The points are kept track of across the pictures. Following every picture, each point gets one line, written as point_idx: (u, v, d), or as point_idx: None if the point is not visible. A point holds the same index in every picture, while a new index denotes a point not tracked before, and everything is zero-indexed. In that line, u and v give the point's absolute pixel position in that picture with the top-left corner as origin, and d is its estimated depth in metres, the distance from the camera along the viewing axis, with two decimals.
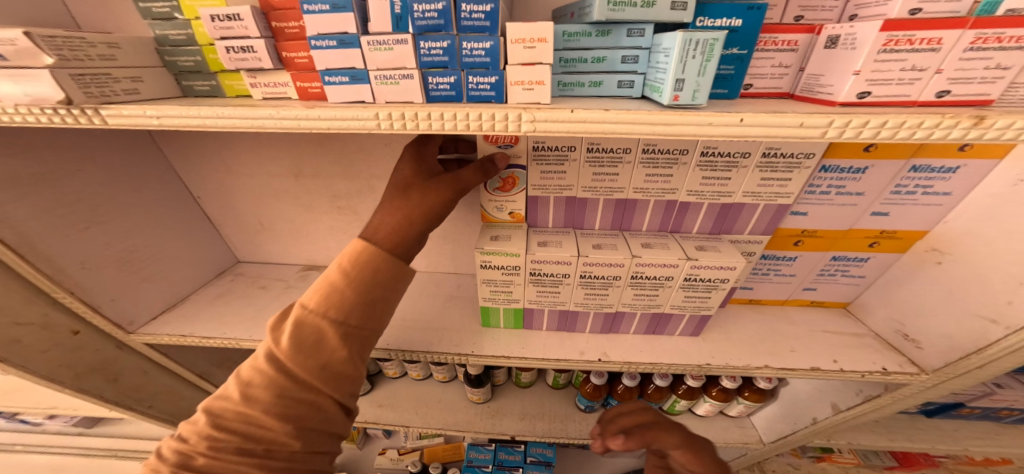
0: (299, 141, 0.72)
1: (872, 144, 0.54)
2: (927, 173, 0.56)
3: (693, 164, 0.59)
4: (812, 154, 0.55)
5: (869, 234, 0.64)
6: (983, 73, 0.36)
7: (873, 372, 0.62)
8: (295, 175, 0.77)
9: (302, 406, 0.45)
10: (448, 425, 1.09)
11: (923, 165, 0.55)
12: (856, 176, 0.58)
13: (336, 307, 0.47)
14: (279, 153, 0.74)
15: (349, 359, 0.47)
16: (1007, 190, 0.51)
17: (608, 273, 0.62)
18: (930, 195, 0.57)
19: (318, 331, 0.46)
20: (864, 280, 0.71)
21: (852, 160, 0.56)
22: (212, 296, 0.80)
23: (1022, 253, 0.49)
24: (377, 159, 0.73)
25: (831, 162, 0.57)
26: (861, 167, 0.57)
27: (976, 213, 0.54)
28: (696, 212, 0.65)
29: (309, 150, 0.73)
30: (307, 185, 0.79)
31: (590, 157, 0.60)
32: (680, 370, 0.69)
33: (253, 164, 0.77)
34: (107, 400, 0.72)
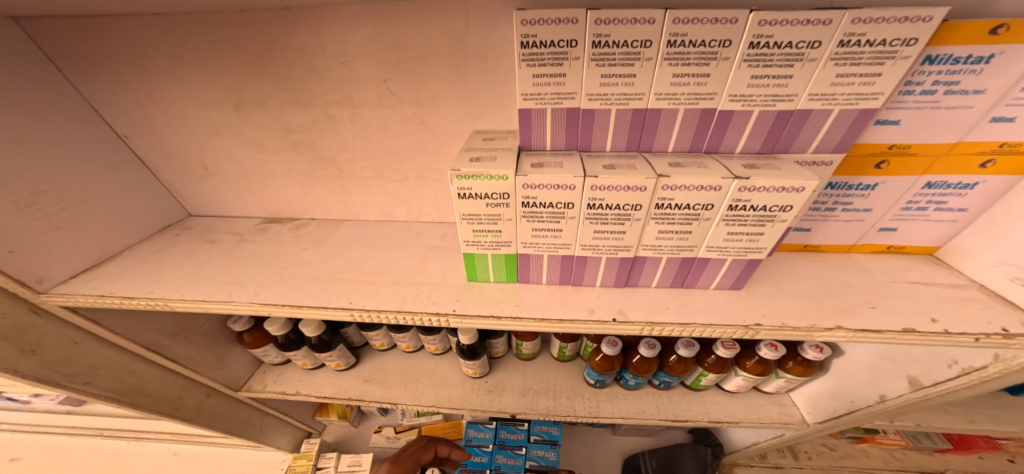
0: (232, 56, 0.58)
1: (1003, 22, 0.40)
2: None
3: (740, 59, 0.45)
4: (915, 40, 0.41)
5: (981, 150, 0.49)
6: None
7: (991, 335, 0.46)
8: (238, 104, 0.64)
9: None
10: (441, 401, 0.99)
11: None
12: (974, 69, 0.43)
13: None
14: (213, 75, 0.61)
15: None
16: None
17: (626, 202, 0.47)
18: None
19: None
20: (965, 216, 0.55)
21: (972, 47, 0.42)
22: (153, 253, 0.68)
23: None
24: (332, 76, 0.60)
25: (942, 51, 0.43)
26: (984, 57, 0.42)
27: None
28: (742, 123, 0.50)
29: (249, 71, 0.60)
30: (254, 117, 0.65)
31: (596, 54, 0.46)
32: (718, 333, 0.54)
33: (185, 92, 0.63)
34: (24, 376, 0.58)
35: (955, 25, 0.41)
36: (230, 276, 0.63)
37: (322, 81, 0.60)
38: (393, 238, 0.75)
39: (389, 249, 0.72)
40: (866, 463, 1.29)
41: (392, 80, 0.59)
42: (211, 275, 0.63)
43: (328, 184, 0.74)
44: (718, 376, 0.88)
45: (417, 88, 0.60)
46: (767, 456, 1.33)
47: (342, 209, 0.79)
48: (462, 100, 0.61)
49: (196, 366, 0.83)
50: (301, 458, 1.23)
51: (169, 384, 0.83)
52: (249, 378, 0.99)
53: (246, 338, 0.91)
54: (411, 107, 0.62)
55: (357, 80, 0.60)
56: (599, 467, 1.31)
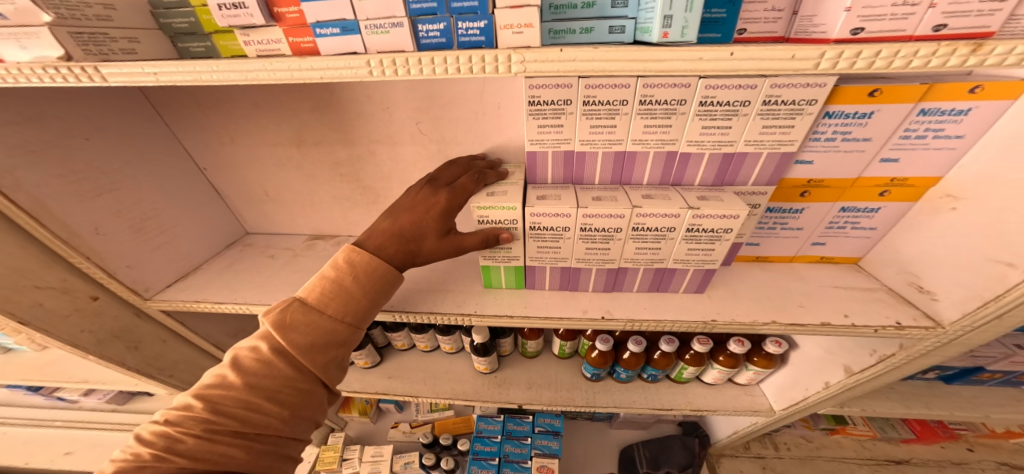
0: (296, 108, 0.73)
1: (877, 88, 0.54)
2: (938, 116, 0.55)
3: (692, 113, 0.59)
4: (815, 100, 0.55)
5: (879, 183, 0.64)
6: (979, 7, 0.38)
7: (886, 327, 0.60)
8: (297, 143, 0.79)
9: (296, 392, 0.50)
10: (456, 394, 1.12)
11: (932, 108, 0.55)
12: (861, 121, 0.57)
13: (348, 311, 0.54)
14: (278, 122, 0.75)
15: (336, 339, 0.53)
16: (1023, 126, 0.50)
17: (608, 225, 0.62)
18: (941, 139, 0.57)
19: (301, 325, 0.51)
20: (876, 233, 0.70)
21: (857, 105, 0.56)
22: (223, 265, 0.83)
23: None
24: (377, 124, 0.75)
25: (836, 108, 0.57)
26: (867, 112, 0.57)
27: (990, 155, 0.54)
28: (697, 163, 0.65)
29: (310, 119, 0.75)
30: (310, 153, 0.80)
31: (587, 110, 0.60)
32: (684, 327, 0.69)
33: (254, 134, 0.78)
34: (130, 368, 0.75)
35: (843, 89, 0.55)
36: (292, 284, 0.78)
37: (369, 126, 0.75)
38: None
39: None
40: (838, 452, 1.42)
41: (424, 122, 0.74)
42: (276, 283, 0.77)
43: (366, 206, 0.89)
44: (697, 369, 1.02)
45: (444, 130, 0.75)
46: (750, 446, 1.46)
47: None
48: (479, 141, 0.76)
49: None
50: (328, 450, 1.37)
51: None
52: None
53: None
54: (439, 145, 0.77)
55: (397, 124, 0.75)
56: (596, 457, 1.44)
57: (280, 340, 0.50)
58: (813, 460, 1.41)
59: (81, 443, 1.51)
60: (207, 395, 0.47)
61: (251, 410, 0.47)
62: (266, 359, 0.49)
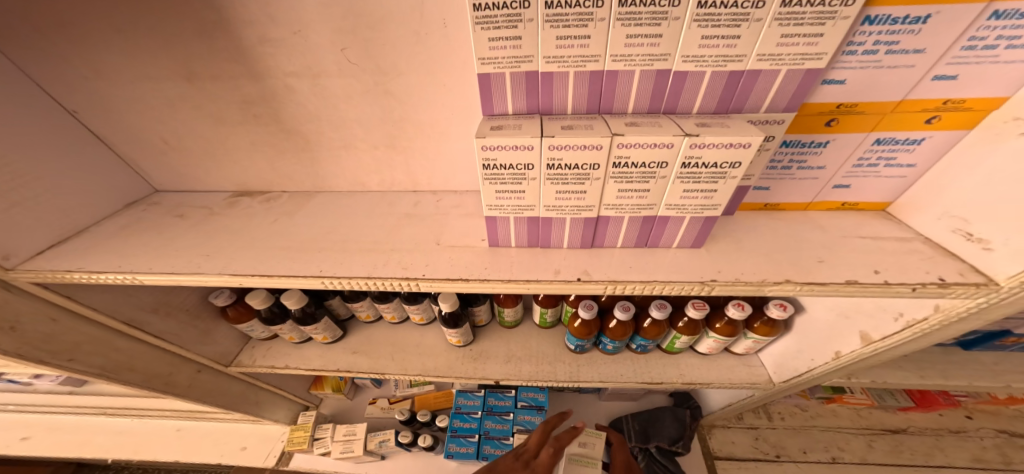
0: (178, 28, 0.57)
1: None
2: (1015, 18, 0.41)
3: (688, 20, 0.45)
4: (853, 0, 0.41)
5: (927, 107, 0.50)
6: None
7: (926, 284, 0.49)
8: (187, 76, 0.63)
9: None
10: (426, 370, 1.02)
11: (1010, 9, 0.41)
12: (912, 29, 0.44)
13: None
14: (156, 47, 0.59)
15: None
16: None
17: (583, 161, 0.48)
18: (1015, 48, 0.43)
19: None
20: (913, 172, 0.57)
21: (908, 7, 0.42)
22: (122, 231, 0.70)
23: None
24: (286, 47, 0.59)
25: (880, 11, 0.43)
26: (921, 17, 0.43)
27: None
28: (695, 88, 0.51)
29: (200, 44, 0.59)
30: (208, 90, 0.65)
31: (549, 15, 0.45)
32: (678, 290, 0.57)
33: (130, 65, 0.62)
34: (7, 351, 0.65)
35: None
36: (204, 249, 0.65)
37: (277, 53, 0.59)
38: (367, 206, 0.76)
39: (363, 218, 0.73)
40: (833, 421, 1.37)
41: (350, 48, 0.58)
42: (178, 248, 0.65)
43: (297, 156, 0.74)
44: (691, 338, 0.92)
45: (376, 55, 0.59)
46: (743, 417, 1.40)
47: (316, 181, 0.79)
48: (423, 67, 0.60)
49: (183, 342, 0.90)
50: (298, 430, 1.31)
51: (159, 360, 0.90)
52: (239, 353, 1.04)
53: (230, 312, 0.95)
54: (374, 77, 0.62)
55: (316, 50, 0.59)
56: None
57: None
58: (807, 430, 1.36)
59: (38, 427, 1.44)
60: None
61: None
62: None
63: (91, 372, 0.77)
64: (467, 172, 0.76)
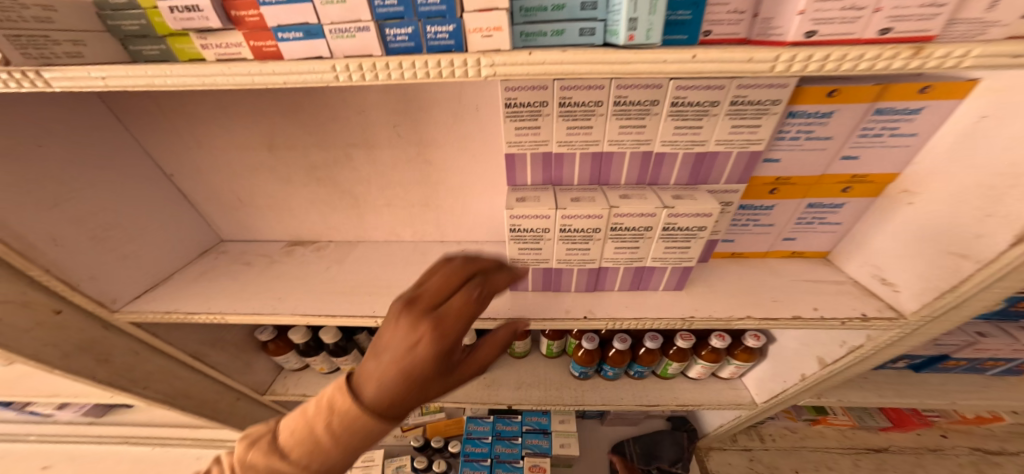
0: (268, 113, 0.72)
1: (836, 88, 0.55)
2: (892, 116, 0.57)
3: (665, 114, 0.61)
4: (778, 101, 0.56)
5: (841, 180, 0.66)
6: (920, 10, 0.36)
7: (852, 319, 0.63)
8: (269, 146, 0.78)
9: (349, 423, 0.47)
10: (446, 396, 1.13)
11: (887, 108, 0.57)
12: (822, 121, 0.59)
13: (314, 464, 0.48)
14: (247, 126, 0.75)
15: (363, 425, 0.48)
16: (973, 124, 0.52)
17: (588, 226, 0.63)
18: (897, 137, 0.59)
19: (321, 401, 0.48)
20: (840, 228, 0.73)
21: (818, 105, 0.57)
22: (199, 276, 0.84)
23: (981, 182, 0.51)
24: (351, 126, 0.74)
25: (799, 108, 0.58)
26: (827, 112, 0.58)
27: (943, 149, 0.56)
28: (672, 163, 0.67)
29: (283, 123, 0.74)
30: (282, 157, 0.79)
31: (563, 111, 0.61)
32: (664, 325, 0.71)
33: (222, 139, 0.77)
34: (100, 380, 0.76)
35: (804, 90, 0.56)
36: (274, 293, 0.78)
37: (344, 130, 0.74)
38: (403, 254, 0.90)
39: (401, 264, 0.87)
40: (821, 442, 1.46)
41: (401, 125, 0.73)
42: (250, 292, 0.79)
43: (346, 210, 0.89)
44: (682, 365, 1.04)
45: (423, 132, 0.75)
46: (738, 439, 1.50)
47: (358, 231, 0.93)
48: (458, 141, 0.76)
49: (229, 372, 1.01)
50: None
51: (208, 389, 1.01)
52: (273, 383, 1.15)
53: (270, 346, 1.06)
54: (418, 148, 0.77)
55: (375, 128, 0.74)
56: (588, 453, 1.46)
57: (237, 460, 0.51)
58: (797, 451, 1.45)
59: (58, 455, 1.47)
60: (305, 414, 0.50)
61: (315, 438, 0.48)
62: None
63: (157, 399, 0.87)
64: (488, 223, 0.91)
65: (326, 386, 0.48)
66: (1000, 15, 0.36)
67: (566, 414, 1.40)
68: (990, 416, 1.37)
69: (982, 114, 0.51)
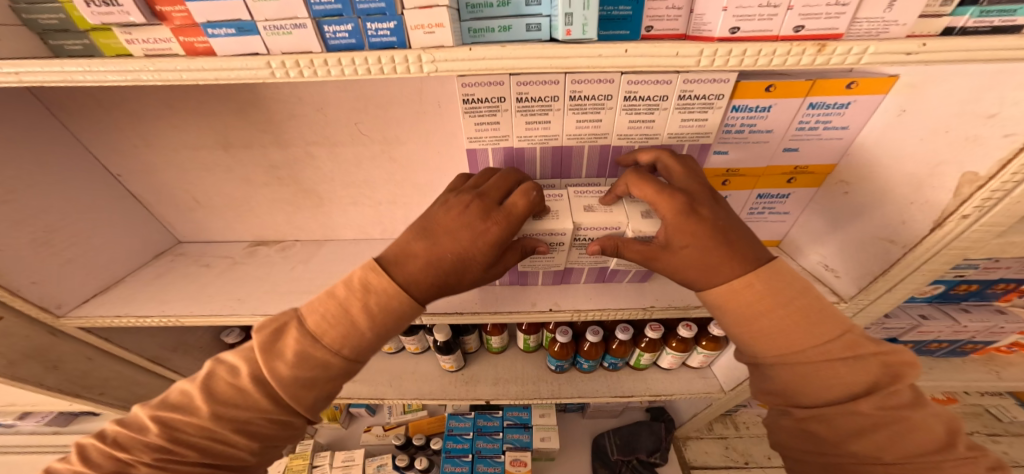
0: (219, 112, 0.71)
1: (773, 83, 0.57)
2: (824, 110, 0.59)
3: (618, 108, 0.61)
4: (722, 95, 0.58)
5: (786, 171, 0.69)
6: (827, 9, 0.39)
7: None
8: (223, 145, 0.76)
9: (337, 330, 0.46)
10: (423, 394, 1.13)
11: (819, 102, 0.58)
12: (763, 115, 0.61)
13: (349, 347, 0.46)
14: (198, 125, 0.73)
15: (370, 334, 0.47)
16: (893, 120, 0.56)
17: (551, 241, 0.61)
18: (831, 130, 0.61)
19: (359, 280, 0.47)
20: (790, 217, 0.76)
21: (757, 100, 0.59)
22: (155, 278, 0.83)
23: (908, 174, 0.55)
24: (309, 124, 0.73)
25: (740, 103, 0.60)
26: (766, 106, 0.60)
27: (872, 143, 0.59)
28: (629, 156, 0.69)
29: (237, 121, 0.72)
30: (239, 156, 0.78)
31: (521, 107, 0.61)
32: (627, 314, 0.72)
33: (173, 138, 0.75)
34: (49, 387, 0.76)
35: (744, 85, 0.58)
36: (232, 295, 0.77)
37: (302, 128, 0.74)
38: (371, 252, 0.90)
39: None
40: None
41: (362, 123, 0.73)
42: (210, 293, 0.78)
43: (310, 209, 0.88)
44: (653, 355, 1.06)
45: (384, 130, 0.74)
46: (714, 427, 1.53)
47: (324, 230, 0.93)
48: (421, 138, 0.76)
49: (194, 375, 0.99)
50: (297, 458, 1.37)
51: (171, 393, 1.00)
52: None
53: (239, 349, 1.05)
54: (382, 145, 0.77)
55: (335, 126, 0.74)
56: (568, 445, 1.48)
57: (157, 417, 0.43)
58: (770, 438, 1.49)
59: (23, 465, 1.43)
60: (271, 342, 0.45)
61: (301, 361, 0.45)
62: (242, 387, 0.44)
63: (114, 405, 0.88)
64: None
65: (356, 268, 0.48)
66: (898, 14, 0.39)
67: (546, 409, 1.41)
68: (945, 397, 1.42)
69: (902, 109, 0.54)
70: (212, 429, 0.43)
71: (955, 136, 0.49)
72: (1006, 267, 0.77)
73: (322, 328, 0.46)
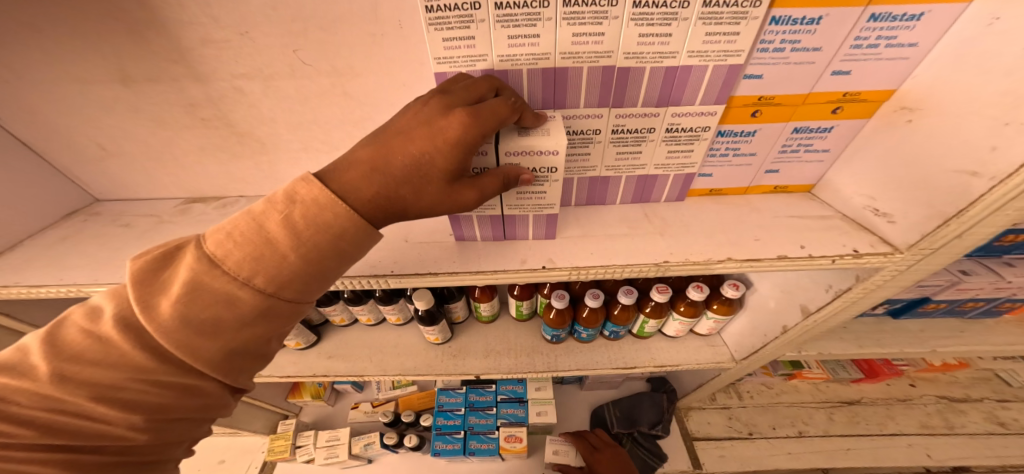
0: (104, 34, 0.56)
1: None
2: (889, 23, 0.47)
3: (627, 17, 0.47)
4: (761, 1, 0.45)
5: (830, 99, 0.56)
6: None
7: (843, 256, 0.55)
8: (121, 78, 0.62)
9: (248, 250, 0.37)
10: (406, 369, 1.04)
11: (884, 13, 0.46)
12: (810, 29, 0.48)
13: (262, 273, 0.37)
14: (77, 50, 0.58)
15: (293, 257, 0.37)
16: (978, 34, 0.44)
17: (543, 165, 0.51)
18: (894, 48, 0.50)
19: (281, 192, 0.39)
20: (829, 156, 0.64)
21: (804, 9, 0.46)
22: (59, 240, 0.72)
23: (998, 92, 0.42)
24: (227, 50, 0.59)
25: (782, 13, 0.47)
26: (814, 18, 0.47)
27: (945, 61, 0.48)
28: (638, 82, 0.55)
29: (132, 48, 0.58)
30: (144, 92, 0.64)
31: (501, 15, 0.47)
32: (635, 272, 0.62)
33: (53, 69, 0.60)
34: None
35: None
36: None
37: (221, 56, 0.59)
38: None
39: None
40: (796, 397, 1.45)
41: (303, 50, 0.59)
42: (124, 258, 0.66)
43: (252, 158, 0.76)
44: (659, 321, 0.97)
45: (331, 56, 0.60)
46: (717, 398, 1.47)
47: (274, 184, 0.81)
48: (382, 66, 0.62)
49: None
50: (279, 438, 1.30)
51: None
52: None
53: None
54: (331, 78, 0.63)
55: (265, 52, 0.59)
56: (566, 417, 1.43)
57: None
58: (774, 407, 1.44)
59: None
60: (162, 268, 0.37)
61: (196, 290, 0.36)
62: (107, 337, 0.35)
63: None
64: None
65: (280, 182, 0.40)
66: None
67: (542, 381, 1.34)
68: (957, 363, 1.36)
69: (996, 16, 0.42)
70: (60, 397, 0.34)
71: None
72: None
73: (227, 252, 0.37)
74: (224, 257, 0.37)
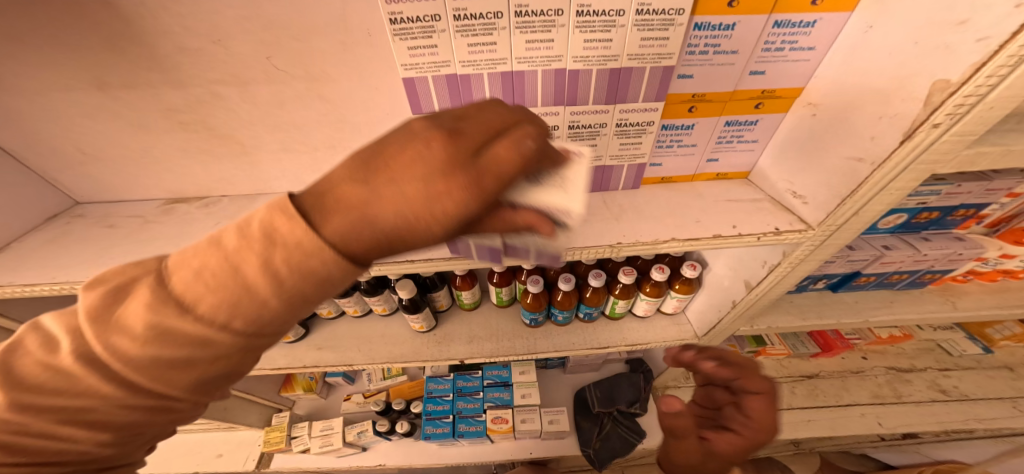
0: (86, 45, 0.60)
1: None
2: (790, 29, 0.55)
3: (572, 25, 0.54)
4: (683, 10, 0.52)
5: (753, 96, 0.64)
6: None
7: (766, 233, 0.64)
8: (101, 85, 0.66)
9: (221, 293, 0.33)
10: (392, 356, 1.10)
11: (785, 20, 0.54)
12: (727, 34, 0.56)
13: (241, 318, 0.34)
14: (59, 61, 0.62)
15: (277, 303, 0.35)
16: (860, 37, 0.52)
17: None
18: (798, 51, 0.58)
19: (259, 228, 0.35)
20: (758, 145, 0.72)
21: (720, 16, 0.54)
22: (47, 242, 0.76)
23: (876, 88, 0.50)
24: (200, 55, 0.63)
25: (702, 19, 0.54)
26: (730, 24, 0.55)
27: (838, 60, 0.56)
28: (587, 83, 0.61)
29: (111, 58, 0.62)
30: (125, 99, 0.68)
31: (459, 26, 0.53)
32: (594, 254, 0.69)
33: (35, 79, 0.64)
34: None
35: None
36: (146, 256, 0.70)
37: (197, 62, 0.64)
38: None
39: None
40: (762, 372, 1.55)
41: (276, 56, 0.64)
42: (115, 257, 0.71)
43: (234, 159, 0.80)
44: (627, 302, 1.04)
45: (304, 61, 0.65)
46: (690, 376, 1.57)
47: (257, 183, 0.86)
48: (352, 69, 0.67)
49: None
50: (274, 430, 1.35)
51: None
52: None
53: None
54: (306, 82, 0.68)
55: (241, 59, 0.64)
56: (550, 399, 1.51)
57: None
58: None
59: None
60: (123, 304, 0.33)
61: (163, 331, 0.33)
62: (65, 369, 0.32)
63: None
64: None
65: (257, 209, 0.35)
66: None
67: (526, 366, 1.41)
68: (901, 334, 1.47)
69: (870, 25, 0.51)
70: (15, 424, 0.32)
71: (925, 44, 0.44)
72: (968, 192, 0.76)
73: (201, 293, 0.33)
74: (198, 299, 0.33)
